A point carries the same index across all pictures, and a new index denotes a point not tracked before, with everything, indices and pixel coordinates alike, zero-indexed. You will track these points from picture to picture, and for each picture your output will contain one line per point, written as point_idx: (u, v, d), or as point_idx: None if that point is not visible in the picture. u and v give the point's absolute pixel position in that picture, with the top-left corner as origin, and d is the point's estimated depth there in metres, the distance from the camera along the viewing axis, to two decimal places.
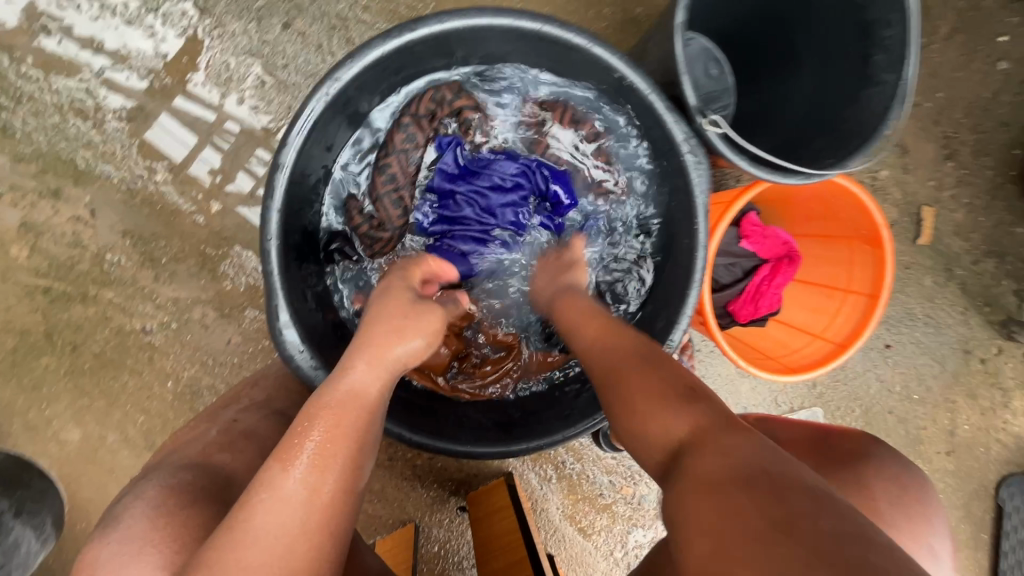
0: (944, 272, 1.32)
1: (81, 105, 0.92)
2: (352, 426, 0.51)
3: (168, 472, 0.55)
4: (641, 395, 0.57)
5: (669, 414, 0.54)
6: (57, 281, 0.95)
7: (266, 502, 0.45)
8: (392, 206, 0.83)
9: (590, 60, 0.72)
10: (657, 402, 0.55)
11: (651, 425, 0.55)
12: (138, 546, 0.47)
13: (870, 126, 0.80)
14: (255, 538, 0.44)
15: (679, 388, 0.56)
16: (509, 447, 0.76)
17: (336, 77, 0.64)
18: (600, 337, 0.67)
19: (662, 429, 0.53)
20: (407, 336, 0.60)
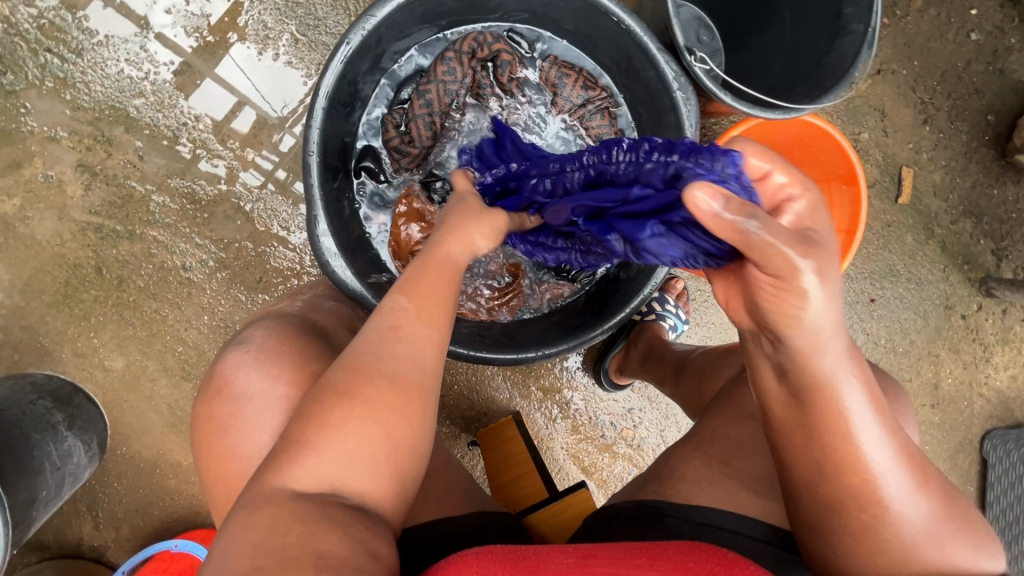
0: (924, 230, 1.41)
1: (135, 59, 1.02)
2: (453, 285, 0.59)
3: (277, 318, 0.75)
4: (943, 529, 0.54)
5: (966, 545, 0.55)
6: (107, 219, 1.05)
7: (396, 326, 0.55)
8: (423, 128, 0.88)
9: (591, 7, 0.82)
10: (947, 528, 0.54)
11: (942, 554, 0.54)
12: (270, 354, 0.68)
13: (842, 69, 0.90)
14: (383, 349, 0.53)
15: (951, 500, 0.56)
16: (519, 354, 0.85)
17: (373, 13, 0.74)
18: (897, 441, 0.53)
19: (957, 559, 0.54)
20: (485, 229, 0.64)
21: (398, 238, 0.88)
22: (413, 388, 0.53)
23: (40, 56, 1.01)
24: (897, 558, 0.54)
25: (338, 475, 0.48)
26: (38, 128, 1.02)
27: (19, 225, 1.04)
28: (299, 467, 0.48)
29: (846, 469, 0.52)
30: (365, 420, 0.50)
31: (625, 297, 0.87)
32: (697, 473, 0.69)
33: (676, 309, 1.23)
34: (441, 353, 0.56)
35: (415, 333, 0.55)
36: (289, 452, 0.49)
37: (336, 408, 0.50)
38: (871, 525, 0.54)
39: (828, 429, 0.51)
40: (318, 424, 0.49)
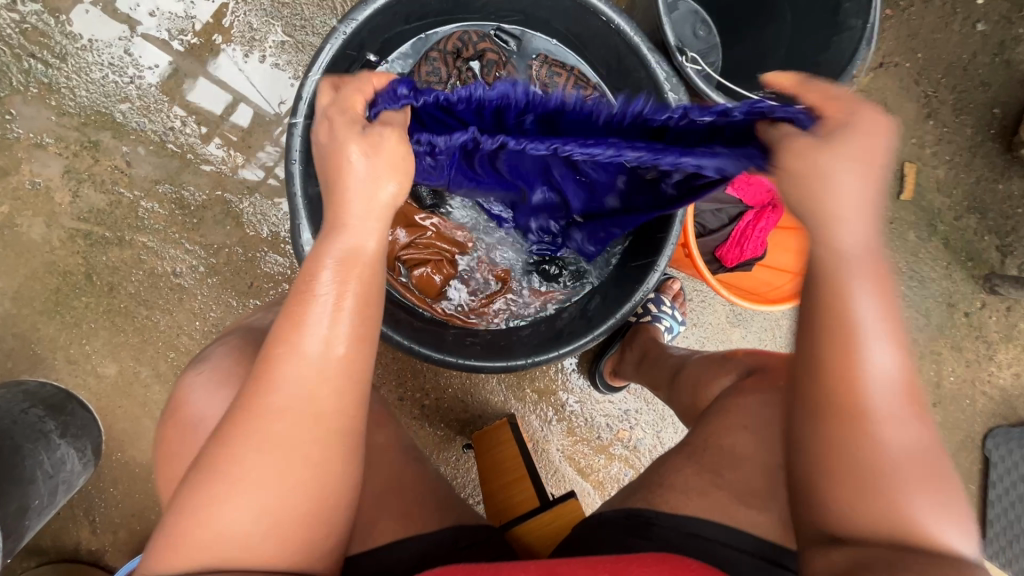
0: (926, 227, 1.38)
1: (119, 63, 1.01)
2: (362, 286, 0.51)
3: (239, 332, 0.70)
4: (932, 494, 0.48)
5: (957, 513, 0.47)
6: (96, 226, 1.04)
7: (290, 343, 0.49)
8: None
9: (579, 6, 0.80)
10: (930, 487, 0.48)
11: (924, 518, 0.47)
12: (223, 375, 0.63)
13: (838, 69, 0.88)
14: (274, 382, 0.48)
15: (943, 470, 0.50)
16: (508, 361, 0.83)
17: (352, 17, 0.72)
18: (891, 359, 0.49)
19: (944, 526, 0.47)
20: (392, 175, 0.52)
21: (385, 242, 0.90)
22: (304, 424, 0.48)
23: (23, 61, 0.99)
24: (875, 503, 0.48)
25: (219, 537, 0.46)
26: (24, 135, 1.01)
27: (8, 232, 1.03)
28: (187, 532, 0.46)
29: (847, 372, 0.49)
30: (244, 471, 0.46)
31: (616, 302, 0.86)
32: (685, 481, 0.69)
33: (671, 310, 1.22)
34: (343, 380, 0.50)
35: (306, 357, 0.48)
36: (180, 510, 0.47)
37: (218, 463, 0.47)
38: (857, 449, 0.49)
39: (838, 343, 0.50)
40: (202, 484, 0.47)
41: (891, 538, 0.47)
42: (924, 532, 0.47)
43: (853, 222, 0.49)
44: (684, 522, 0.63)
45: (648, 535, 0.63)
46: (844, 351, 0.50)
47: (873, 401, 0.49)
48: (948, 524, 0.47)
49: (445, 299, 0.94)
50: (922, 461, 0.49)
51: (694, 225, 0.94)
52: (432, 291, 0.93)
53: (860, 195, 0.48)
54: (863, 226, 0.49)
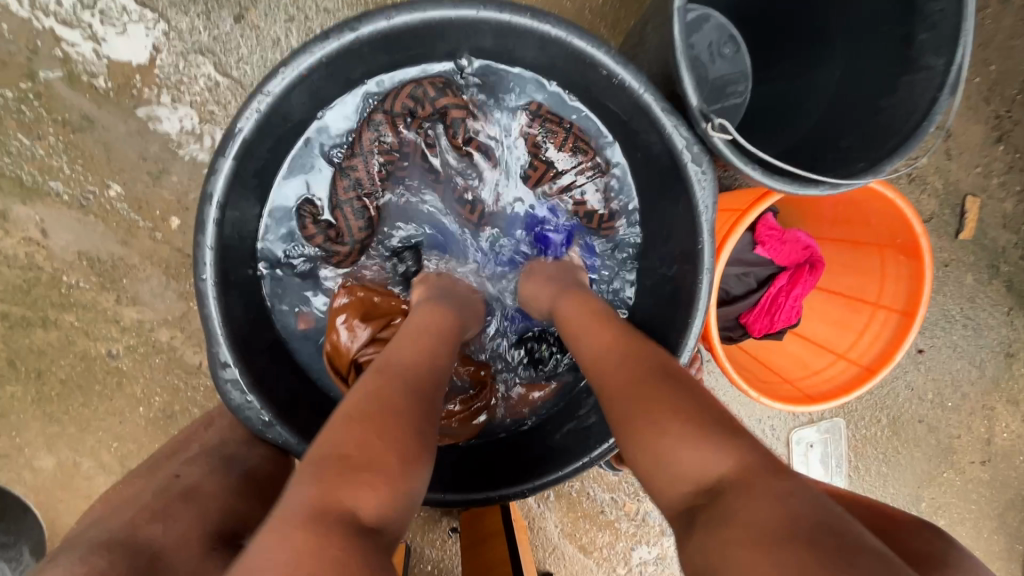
0: (987, 269, 1.18)
1: (23, 117, 0.84)
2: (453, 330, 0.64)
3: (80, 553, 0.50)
4: (676, 441, 0.45)
5: (703, 449, 0.44)
6: (15, 306, 0.90)
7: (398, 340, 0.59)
8: (354, 217, 0.72)
9: (571, 55, 0.61)
10: (666, 422, 0.47)
11: (672, 452, 0.45)
12: None
13: (910, 122, 0.68)
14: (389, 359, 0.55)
15: (706, 408, 0.48)
16: (489, 494, 0.69)
17: (266, 91, 0.56)
18: (606, 341, 0.59)
19: (696, 461, 0.44)
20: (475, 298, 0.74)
21: (334, 341, 0.71)
22: (423, 387, 0.51)
23: None
24: (656, 476, 0.46)
25: (375, 494, 0.40)
26: None
27: None
28: (340, 489, 0.39)
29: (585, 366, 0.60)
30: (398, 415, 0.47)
31: None
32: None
33: None
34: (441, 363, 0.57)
35: (397, 351, 0.56)
36: (324, 468, 0.41)
37: (360, 413, 0.46)
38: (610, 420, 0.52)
39: (576, 332, 0.62)
40: (348, 433, 0.44)
41: (670, 498, 0.45)
42: (686, 477, 0.44)
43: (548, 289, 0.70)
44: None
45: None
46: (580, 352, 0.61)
47: (605, 382, 0.55)
48: (696, 452, 0.44)
49: None
50: (644, 395, 0.50)
51: (716, 320, 0.76)
52: None
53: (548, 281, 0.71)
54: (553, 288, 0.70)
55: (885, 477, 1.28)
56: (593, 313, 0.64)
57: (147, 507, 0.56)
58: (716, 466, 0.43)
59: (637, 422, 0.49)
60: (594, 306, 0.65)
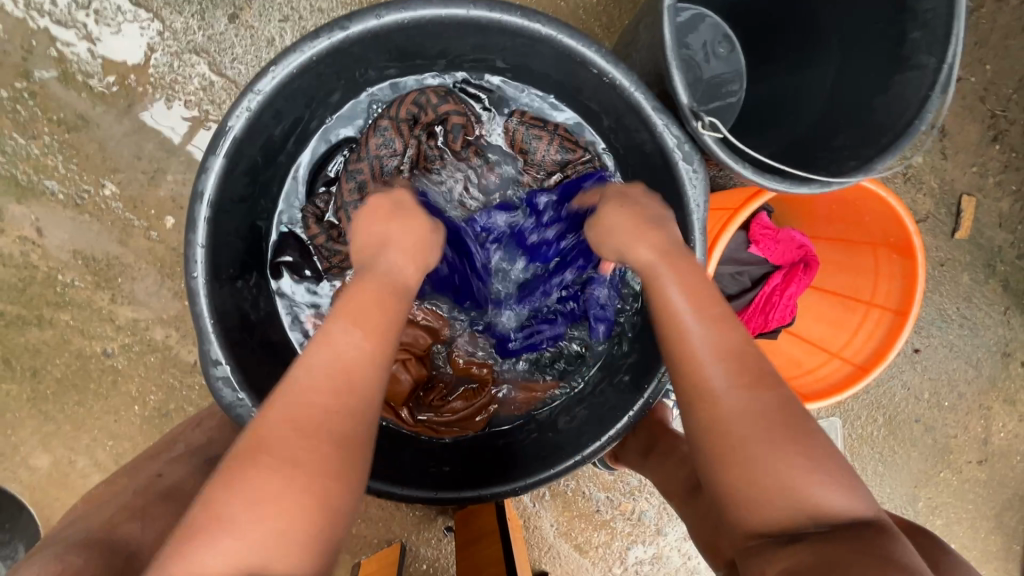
0: (983, 268, 1.18)
1: (17, 116, 0.84)
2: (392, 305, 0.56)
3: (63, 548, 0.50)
4: (796, 465, 0.48)
5: (816, 477, 0.48)
6: (10, 305, 0.90)
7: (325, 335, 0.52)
8: None
9: (562, 55, 0.62)
10: (787, 441, 0.49)
11: (792, 486, 0.47)
12: None
13: (903, 120, 0.67)
14: (310, 369, 0.50)
15: (824, 447, 0.49)
16: (481, 491, 0.68)
17: (256, 89, 0.56)
18: (722, 335, 0.54)
19: (814, 496, 0.47)
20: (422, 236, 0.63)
21: None
22: (328, 422, 0.48)
23: None
24: (756, 493, 0.48)
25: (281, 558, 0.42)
26: None
27: None
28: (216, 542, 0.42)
29: (682, 353, 0.54)
30: (287, 467, 0.45)
31: (614, 409, 0.70)
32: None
33: None
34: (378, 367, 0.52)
35: (346, 345, 0.52)
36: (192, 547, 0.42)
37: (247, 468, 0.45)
38: (710, 425, 0.51)
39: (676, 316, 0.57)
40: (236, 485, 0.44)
41: (755, 518, 0.48)
42: (797, 506, 0.47)
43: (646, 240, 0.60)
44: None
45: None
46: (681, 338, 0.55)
47: (716, 386, 0.52)
48: (824, 492, 0.47)
49: (415, 406, 0.78)
50: (766, 411, 0.50)
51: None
52: (400, 397, 0.77)
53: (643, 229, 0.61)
54: (654, 245, 0.59)
55: (881, 476, 1.28)
56: (697, 292, 0.56)
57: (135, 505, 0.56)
58: (834, 502, 0.47)
59: (760, 437, 0.49)
60: (700, 280, 0.57)
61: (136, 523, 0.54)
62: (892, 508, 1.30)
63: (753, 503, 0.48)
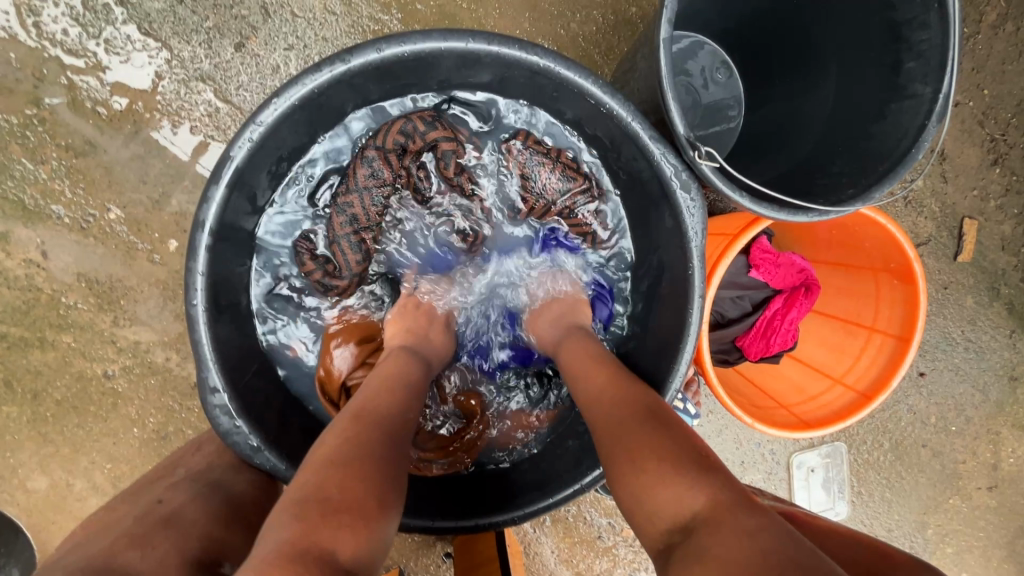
0: (987, 291, 1.17)
1: (26, 142, 0.86)
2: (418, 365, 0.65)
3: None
4: (660, 476, 0.47)
5: (681, 485, 0.46)
6: (13, 327, 0.90)
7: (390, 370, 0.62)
8: (351, 251, 0.73)
9: (560, 85, 0.62)
10: (656, 455, 0.49)
11: (658, 496, 0.47)
12: None
13: (899, 148, 0.68)
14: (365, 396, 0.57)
15: (682, 450, 0.48)
16: (480, 521, 0.68)
17: (258, 120, 0.57)
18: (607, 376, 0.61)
19: (679, 501, 0.45)
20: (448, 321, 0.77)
21: (327, 365, 0.72)
22: (405, 431, 0.54)
23: None
24: (641, 509, 0.48)
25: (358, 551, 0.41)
26: None
27: None
28: (321, 531, 0.40)
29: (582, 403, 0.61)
30: (375, 440, 0.50)
31: None
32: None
33: (684, 404, 1.03)
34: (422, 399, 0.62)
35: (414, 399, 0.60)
36: (314, 505, 0.42)
37: (346, 438, 0.49)
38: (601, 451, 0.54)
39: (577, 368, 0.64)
40: (334, 454, 0.47)
41: (653, 534, 0.47)
42: (669, 515, 0.45)
43: (556, 327, 0.72)
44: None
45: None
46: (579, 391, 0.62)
47: (604, 419, 0.56)
48: (675, 491, 0.46)
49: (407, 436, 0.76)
50: (635, 431, 0.52)
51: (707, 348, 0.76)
52: None
53: (559, 316, 0.73)
54: (557, 329, 0.72)
55: (888, 502, 1.26)
56: (593, 355, 0.65)
57: (129, 534, 0.55)
58: (700, 508, 0.44)
59: (630, 456, 0.50)
60: (593, 348, 0.66)
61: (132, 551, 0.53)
62: (901, 536, 1.28)
63: (642, 519, 0.48)
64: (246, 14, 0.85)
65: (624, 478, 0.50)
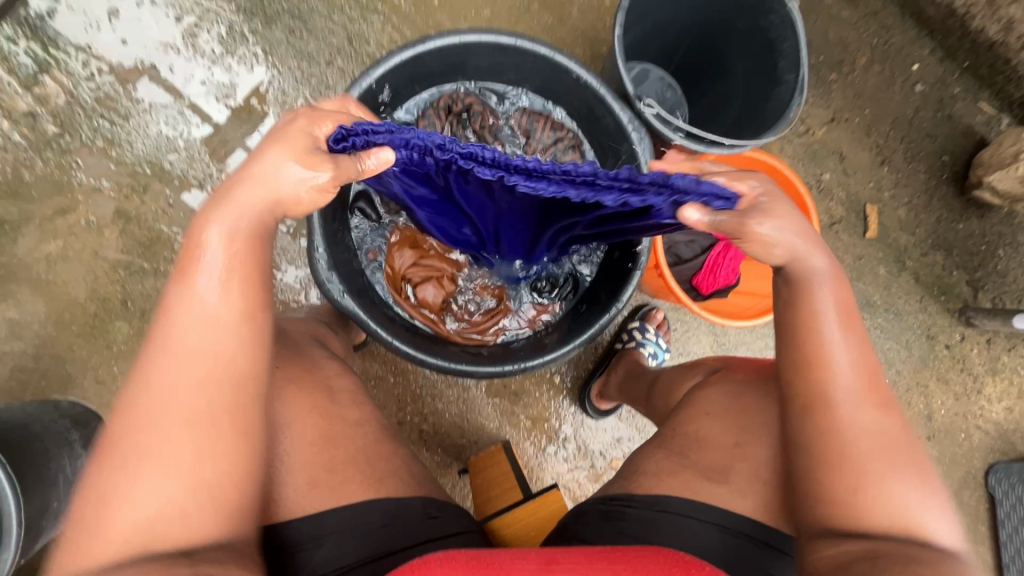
0: (895, 263, 1.48)
1: (172, 122, 1.19)
2: (260, 252, 0.62)
3: None
4: (891, 475, 0.61)
5: (905, 491, 0.61)
6: (136, 258, 1.18)
7: (172, 323, 0.57)
8: None
9: (554, 67, 0.97)
10: (890, 465, 0.62)
11: (875, 497, 0.61)
12: None
13: (780, 113, 1.02)
14: (179, 319, 0.57)
15: (910, 459, 0.63)
16: (498, 368, 0.94)
17: (367, 75, 0.89)
18: (863, 363, 0.65)
19: (903, 510, 0.60)
20: (296, 156, 0.62)
21: (392, 265, 1.02)
22: (219, 354, 0.57)
23: (93, 121, 1.16)
24: (853, 496, 0.61)
25: (196, 517, 0.53)
26: (85, 180, 1.16)
27: (59, 263, 1.16)
28: (107, 518, 0.51)
29: (816, 362, 0.65)
30: (155, 463, 0.52)
31: (600, 311, 0.99)
32: (657, 465, 0.78)
33: (655, 337, 1.29)
34: (241, 328, 0.58)
35: (207, 294, 0.58)
36: (108, 497, 0.51)
37: (118, 458, 0.52)
38: (832, 428, 0.63)
39: (808, 327, 0.66)
40: (109, 497, 0.51)
41: (834, 515, 0.62)
42: (874, 509, 0.60)
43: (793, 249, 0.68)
44: (657, 502, 0.72)
45: (624, 517, 0.72)
46: (806, 343, 0.66)
47: (841, 393, 0.64)
48: (904, 497, 0.61)
49: (447, 316, 1.05)
50: (882, 439, 0.63)
51: (674, 277, 1.08)
52: (435, 306, 1.04)
53: (791, 236, 0.68)
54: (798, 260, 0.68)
55: None
56: (832, 305, 0.67)
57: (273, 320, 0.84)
58: (908, 512, 0.60)
59: (867, 459, 0.62)
60: (847, 304, 0.68)
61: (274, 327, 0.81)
62: None
63: (839, 501, 0.62)
64: (336, 44, 1.23)
65: (845, 466, 0.62)
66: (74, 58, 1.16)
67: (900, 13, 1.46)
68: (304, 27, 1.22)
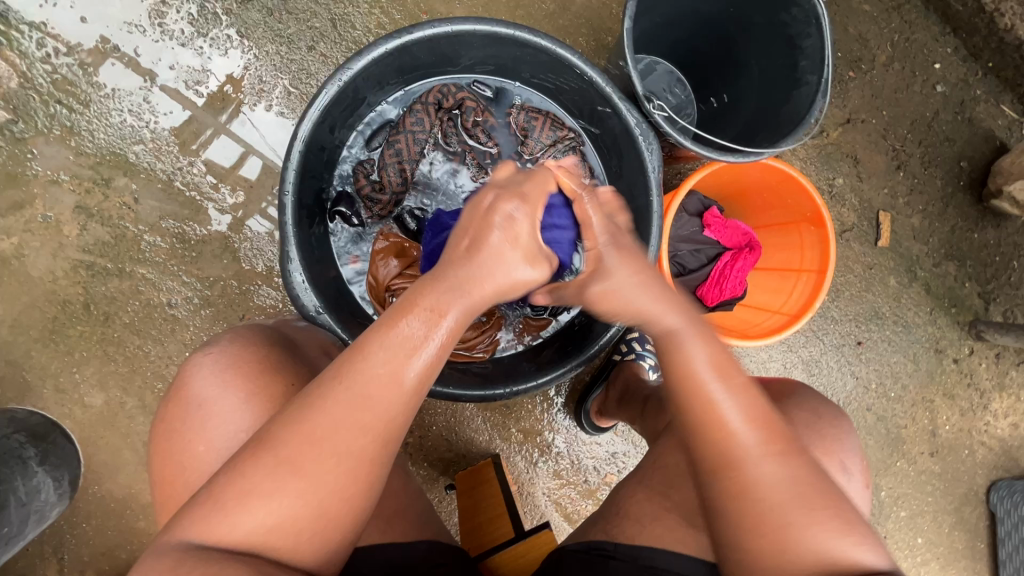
0: (906, 273, 1.41)
1: (136, 109, 1.09)
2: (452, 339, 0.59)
3: (244, 329, 0.76)
4: (811, 515, 0.55)
5: (834, 538, 0.54)
6: (99, 257, 1.09)
7: (368, 365, 0.55)
8: (394, 175, 0.97)
9: (556, 61, 0.86)
10: (813, 513, 0.55)
11: (806, 547, 0.54)
12: (221, 376, 0.70)
13: (799, 117, 0.94)
14: (368, 374, 0.54)
15: (838, 499, 0.57)
16: (487, 391, 0.86)
17: (348, 67, 0.79)
18: (751, 404, 0.59)
19: (832, 550, 0.54)
20: (526, 261, 0.63)
21: (376, 275, 0.96)
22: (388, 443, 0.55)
23: (50, 107, 1.07)
24: (778, 559, 0.54)
25: (300, 553, 0.52)
26: (41, 171, 1.07)
27: (15, 262, 1.07)
28: (212, 524, 0.51)
29: (709, 419, 0.59)
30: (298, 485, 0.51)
31: (597, 332, 0.91)
32: (640, 509, 0.73)
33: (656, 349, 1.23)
34: (409, 400, 0.56)
35: (381, 362, 0.55)
36: (211, 504, 0.52)
37: (257, 472, 0.52)
38: (739, 494, 0.57)
39: (683, 380, 0.61)
40: (234, 506, 0.51)
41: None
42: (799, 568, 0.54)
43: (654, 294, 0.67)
44: (642, 556, 0.68)
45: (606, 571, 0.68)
46: (688, 406, 0.60)
47: (750, 450, 0.57)
48: (842, 549, 0.54)
49: None
50: (808, 494, 0.56)
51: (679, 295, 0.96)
52: None
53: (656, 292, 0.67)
54: (675, 312, 0.65)
55: None
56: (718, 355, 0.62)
57: (268, 335, 0.77)
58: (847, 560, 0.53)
59: (796, 519, 0.55)
60: (720, 343, 0.64)
61: (267, 344, 0.75)
62: None
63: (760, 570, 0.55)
64: (318, 27, 1.12)
65: (766, 542, 0.55)
66: (27, 37, 1.05)
67: (924, 8, 1.37)
68: (283, 8, 1.11)
